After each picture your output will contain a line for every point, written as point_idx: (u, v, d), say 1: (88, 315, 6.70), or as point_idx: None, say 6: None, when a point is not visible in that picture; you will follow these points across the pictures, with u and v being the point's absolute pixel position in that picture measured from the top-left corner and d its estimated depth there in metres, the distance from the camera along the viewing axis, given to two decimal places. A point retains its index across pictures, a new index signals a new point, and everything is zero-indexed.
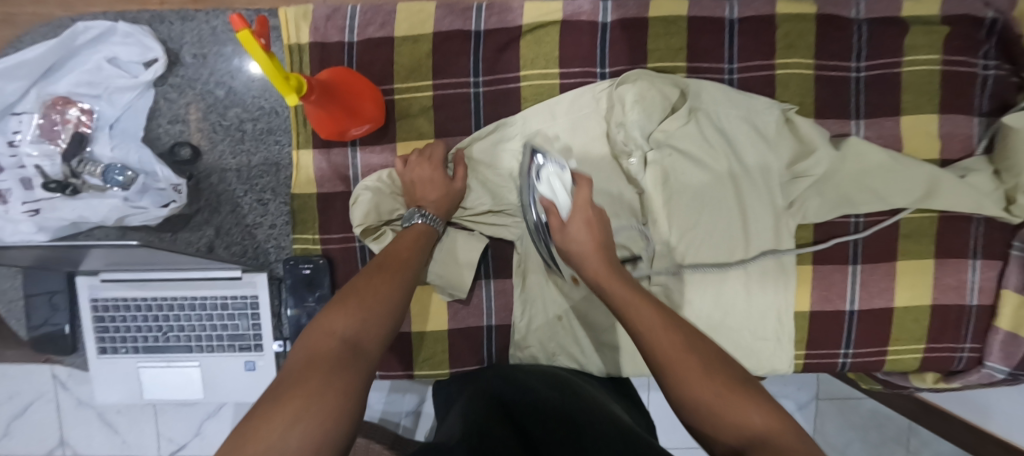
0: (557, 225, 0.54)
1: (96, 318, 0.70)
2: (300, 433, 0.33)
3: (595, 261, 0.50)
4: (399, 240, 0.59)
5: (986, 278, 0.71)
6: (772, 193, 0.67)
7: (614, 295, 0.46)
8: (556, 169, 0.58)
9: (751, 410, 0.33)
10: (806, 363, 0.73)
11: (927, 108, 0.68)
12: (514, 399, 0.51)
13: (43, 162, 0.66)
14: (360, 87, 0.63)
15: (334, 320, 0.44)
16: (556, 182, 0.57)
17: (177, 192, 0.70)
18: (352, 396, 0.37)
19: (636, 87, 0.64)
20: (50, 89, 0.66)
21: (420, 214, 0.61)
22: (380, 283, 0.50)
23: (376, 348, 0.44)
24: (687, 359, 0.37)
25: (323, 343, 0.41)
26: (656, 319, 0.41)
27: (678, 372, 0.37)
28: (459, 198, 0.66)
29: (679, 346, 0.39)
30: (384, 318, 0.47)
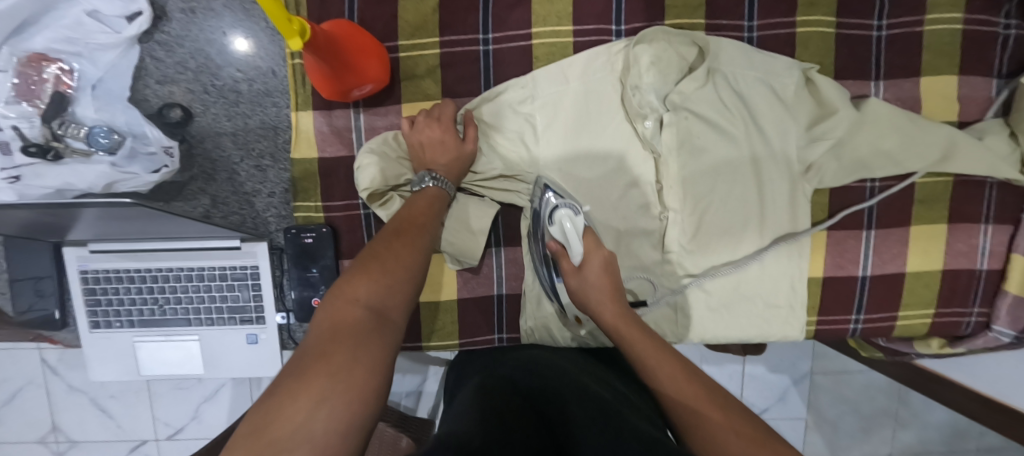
0: (573, 270, 0.56)
1: (87, 290, 0.66)
2: (325, 417, 0.34)
3: (616, 319, 0.51)
4: (411, 204, 0.57)
5: (996, 242, 0.71)
6: (789, 158, 0.66)
7: (639, 350, 0.48)
8: (570, 211, 0.57)
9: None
10: (818, 329, 0.72)
11: (946, 69, 0.66)
12: (530, 379, 0.49)
13: (21, 123, 0.62)
14: (360, 42, 0.58)
15: (356, 287, 0.44)
16: (568, 225, 0.56)
17: (167, 155, 0.65)
18: (377, 374, 0.38)
19: (653, 47, 0.62)
20: (25, 45, 0.61)
21: (431, 178, 0.59)
22: (400, 248, 0.49)
23: (400, 316, 0.44)
24: (713, 409, 0.40)
25: (346, 312, 0.42)
26: (674, 369, 0.45)
27: (704, 421, 0.39)
28: (470, 161, 0.63)
29: (706, 403, 0.41)
30: (406, 286, 0.47)
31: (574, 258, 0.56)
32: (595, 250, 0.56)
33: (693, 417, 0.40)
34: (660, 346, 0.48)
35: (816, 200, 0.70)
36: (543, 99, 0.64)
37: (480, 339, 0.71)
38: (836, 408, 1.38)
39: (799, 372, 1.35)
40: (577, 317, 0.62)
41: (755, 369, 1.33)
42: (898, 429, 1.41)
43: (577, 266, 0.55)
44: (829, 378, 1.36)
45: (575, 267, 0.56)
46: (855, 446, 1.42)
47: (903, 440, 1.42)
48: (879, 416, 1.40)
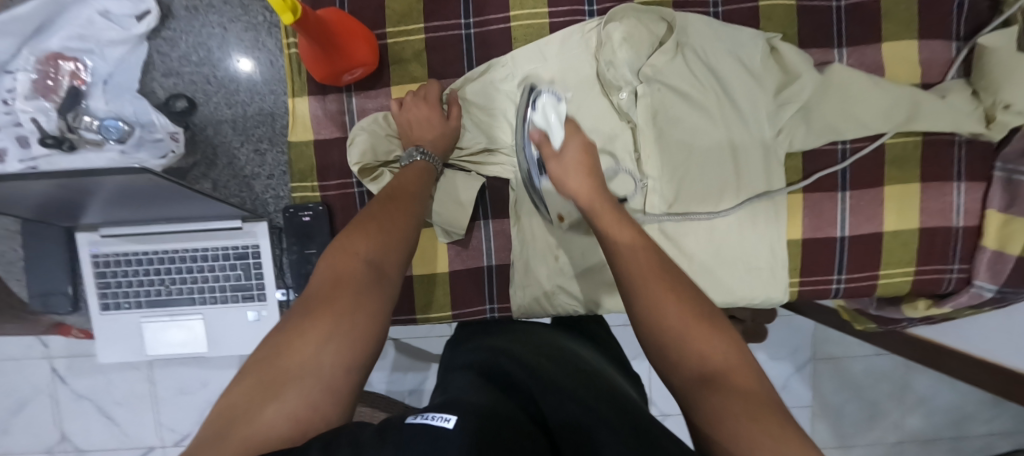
0: (552, 152, 0.59)
1: (97, 274, 0.70)
2: (331, 356, 0.37)
3: (589, 193, 0.54)
4: (403, 175, 0.59)
5: (971, 199, 0.73)
6: (759, 125, 0.69)
7: (604, 223, 0.50)
8: (553, 101, 0.64)
9: (718, 347, 0.38)
10: (800, 291, 0.74)
11: (906, 34, 0.70)
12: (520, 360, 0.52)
13: (39, 116, 0.66)
14: (350, 26, 0.63)
15: (357, 243, 0.45)
16: (552, 112, 0.62)
17: (173, 141, 0.69)
18: (378, 321, 0.40)
19: (623, 24, 0.66)
20: (42, 46, 0.66)
21: (419, 152, 0.62)
22: (398, 212, 0.50)
23: (399, 271, 0.45)
24: (669, 293, 0.41)
25: (346, 264, 0.43)
26: (640, 254, 0.44)
27: (652, 302, 0.40)
28: (456, 136, 0.67)
29: (662, 282, 0.42)
30: (405, 245, 0.47)
31: (554, 144, 0.60)
32: (574, 137, 0.60)
33: (642, 293, 0.41)
34: (628, 227, 0.49)
35: (790, 165, 0.72)
36: (521, 77, 0.68)
37: (472, 311, 0.73)
38: (840, 394, 1.37)
39: (800, 358, 1.34)
40: (561, 213, 0.66)
41: None
42: (907, 414, 1.38)
43: (558, 151, 0.59)
44: (831, 363, 1.35)
45: (555, 153, 0.59)
46: (864, 434, 1.39)
47: (913, 426, 1.39)
48: (886, 401, 1.38)
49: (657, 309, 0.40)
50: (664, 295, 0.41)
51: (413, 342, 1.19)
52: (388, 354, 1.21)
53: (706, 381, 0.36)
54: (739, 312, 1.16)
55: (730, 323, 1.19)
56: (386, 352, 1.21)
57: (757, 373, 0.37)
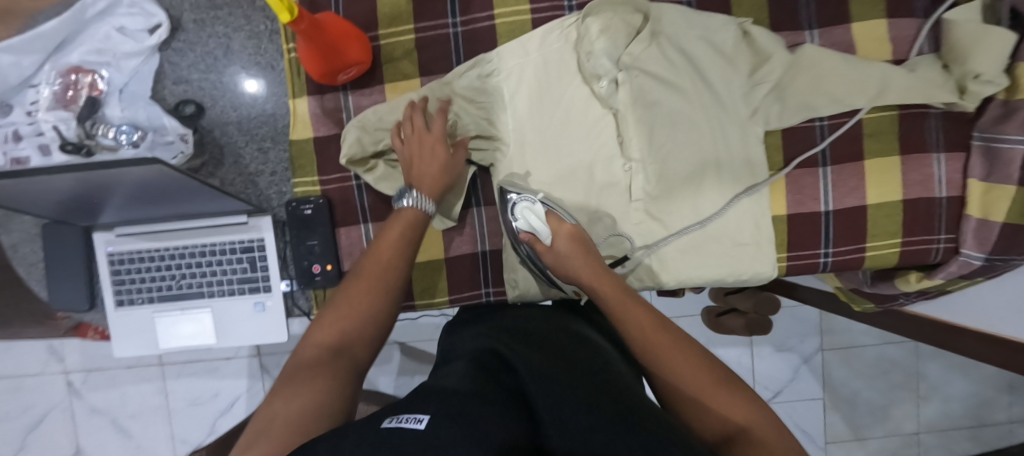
0: (546, 248, 0.61)
1: (113, 271, 0.74)
2: (297, 406, 0.42)
3: (592, 276, 0.55)
4: (387, 230, 0.58)
5: (951, 170, 0.75)
6: (735, 106, 0.72)
7: (609, 299, 0.52)
8: (529, 204, 0.66)
9: (735, 406, 0.42)
10: (787, 265, 0.76)
11: (873, 13, 0.73)
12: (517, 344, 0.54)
13: (59, 125, 0.71)
14: (345, 28, 0.67)
15: (321, 334, 0.50)
16: (531, 215, 0.65)
17: (183, 142, 0.73)
18: (337, 374, 0.46)
19: (601, 18, 0.69)
20: (63, 60, 0.72)
21: (411, 198, 0.60)
22: (364, 292, 0.53)
23: (363, 352, 0.50)
24: (676, 355, 0.45)
25: (312, 351, 0.49)
26: (644, 318, 0.49)
27: (671, 371, 0.44)
28: (456, 177, 0.68)
29: (671, 347, 0.46)
30: (368, 328, 0.52)
31: (545, 242, 0.61)
32: (561, 224, 0.61)
33: (658, 361, 0.45)
34: (636, 302, 0.51)
35: (770, 142, 0.75)
36: (507, 70, 0.72)
37: (468, 294, 0.76)
38: (852, 386, 1.34)
39: (808, 349, 1.31)
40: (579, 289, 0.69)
41: (762, 349, 1.30)
42: (921, 403, 1.35)
43: (548, 245, 0.61)
44: (839, 353, 1.33)
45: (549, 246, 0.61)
46: (879, 425, 1.35)
47: (928, 416, 1.35)
48: (898, 391, 1.34)
49: (675, 380, 0.44)
50: (676, 364, 0.44)
51: (416, 343, 1.21)
52: (394, 358, 1.23)
53: (731, 438, 0.40)
54: (741, 305, 1.18)
55: (733, 315, 1.21)
56: (391, 355, 1.22)
57: (776, 424, 0.41)
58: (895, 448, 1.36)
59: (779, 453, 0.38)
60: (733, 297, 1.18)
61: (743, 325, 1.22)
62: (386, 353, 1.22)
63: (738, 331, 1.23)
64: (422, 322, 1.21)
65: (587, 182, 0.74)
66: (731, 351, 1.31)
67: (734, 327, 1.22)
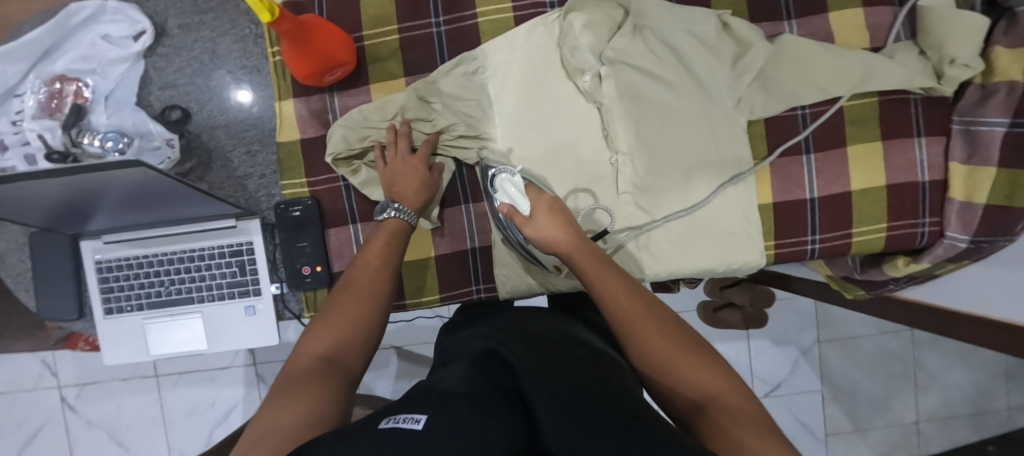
0: (524, 220, 0.61)
1: (101, 279, 0.74)
2: (290, 415, 0.38)
3: (569, 246, 0.56)
4: (371, 243, 0.59)
5: (933, 154, 0.76)
6: (720, 96, 0.73)
7: (585, 266, 0.54)
8: (511, 175, 0.64)
9: (706, 376, 0.43)
10: (777, 254, 0.77)
11: (850, 3, 0.74)
12: (515, 344, 0.53)
13: (45, 133, 0.71)
14: (329, 29, 0.67)
15: (313, 346, 0.47)
16: (511, 186, 0.63)
17: (170, 148, 0.73)
18: (331, 386, 0.42)
19: (584, 13, 0.70)
20: (49, 69, 0.72)
21: (393, 209, 0.62)
22: (352, 302, 0.51)
23: (355, 362, 0.47)
24: (647, 325, 0.47)
25: (300, 363, 0.45)
26: (618, 286, 0.50)
27: (640, 337, 0.46)
28: (433, 191, 0.70)
29: (642, 315, 0.48)
30: (359, 339, 0.49)
31: (524, 213, 0.61)
32: (540, 198, 0.61)
33: (632, 330, 0.47)
34: (612, 273, 0.52)
35: (754, 132, 0.76)
36: (492, 67, 0.73)
37: (459, 292, 0.76)
38: (850, 376, 1.34)
39: (805, 341, 1.32)
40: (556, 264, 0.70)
41: (759, 342, 1.31)
42: (920, 393, 1.35)
43: (528, 216, 0.60)
44: (836, 344, 1.33)
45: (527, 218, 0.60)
46: (879, 416, 1.34)
47: (927, 405, 1.35)
48: (896, 381, 1.35)
49: (648, 348, 0.45)
50: (647, 331, 0.46)
51: (413, 346, 1.21)
52: (391, 363, 1.22)
53: (700, 407, 0.41)
54: (738, 299, 1.18)
55: (731, 309, 1.21)
56: (388, 359, 1.21)
57: (744, 392, 0.42)
58: (896, 439, 1.35)
59: (743, 415, 0.39)
60: (729, 290, 1.19)
61: (740, 319, 1.21)
62: (383, 358, 1.22)
63: (735, 326, 1.23)
64: (419, 326, 1.21)
65: (576, 176, 0.74)
66: (728, 345, 1.31)
67: (732, 321, 1.22)
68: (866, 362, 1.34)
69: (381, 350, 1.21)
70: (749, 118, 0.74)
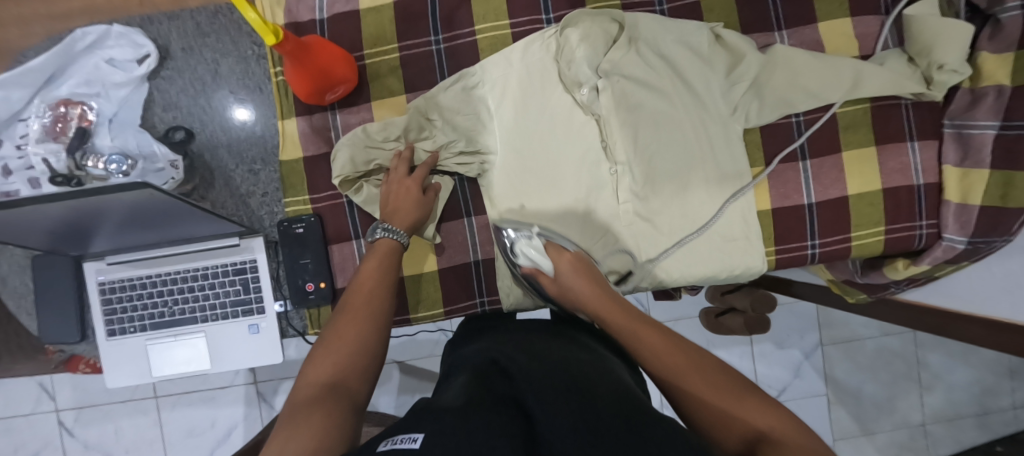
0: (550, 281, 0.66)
1: (104, 301, 0.74)
2: (294, 444, 0.35)
3: (597, 298, 0.60)
4: (367, 261, 0.59)
5: (926, 157, 0.77)
6: (715, 104, 0.74)
7: (612, 319, 0.57)
8: (529, 237, 0.70)
9: (759, 414, 0.40)
10: (777, 259, 0.77)
11: (838, 12, 0.76)
12: (522, 362, 0.52)
13: (50, 157, 0.72)
14: (330, 49, 0.69)
15: (315, 372, 0.44)
16: (529, 247, 0.69)
17: (174, 168, 0.73)
18: (336, 409, 0.40)
19: (579, 28, 0.72)
20: (54, 93, 0.73)
21: (382, 229, 0.62)
22: (350, 326, 0.49)
23: (359, 384, 0.44)
24: (691, 372, 0.45)
25: (302, 393, 0.42)
26: (659, 340, 0.50)
27: (685, 382, 0.44)
28: (428, 211, 0.69)
29: (685, 363, 0.46)
30: (361, 360, 0.46)
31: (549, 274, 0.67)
32: (561, 255, 0.67)
33: (672, 373, 0.46)
34: (650, 327, 0.53)
35: (750, 140, 0.77)
36: (491, 81, 0.74)
37: (462, 305, 0.77)
38: (855, 379, 1.33)
39: (808, 344, 1.32)
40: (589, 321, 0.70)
41: (763, 347, 1.30)
42: (925, 394, 1.34)
43: (553, 277, 0.66)
44: (839, 347, 1.33)
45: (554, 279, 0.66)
46: (884, 418, 1.34)
47: (933, 405, 1.34)
48: (900, 382, 1.34)
49: (696, 393, 0.43)
50: (692, 378, 0.44)
51: (416, 360, 1.21)
52: (393, 377, 1.21)
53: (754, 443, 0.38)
54: (739, 303, 1.19)
55: (732, 315, 1.22)
56: (391, 373, 1.21)
57: (805, 431, 0.38)
58: (903, 441, 1.34)
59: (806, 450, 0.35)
60: (729, 295, 1.20)
61: (742, 324, 1.22)
62: (386, 372, 1.21)
63: (738, 331, 1.22)
64: (421, 338, 1.20)
65: (576, 186, 0.75)
66: (732, 351, 1.31)
67: (733, 327, 1.22)
68: (869, 363, 1.34)
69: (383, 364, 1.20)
70: (744, 125, 0.75)
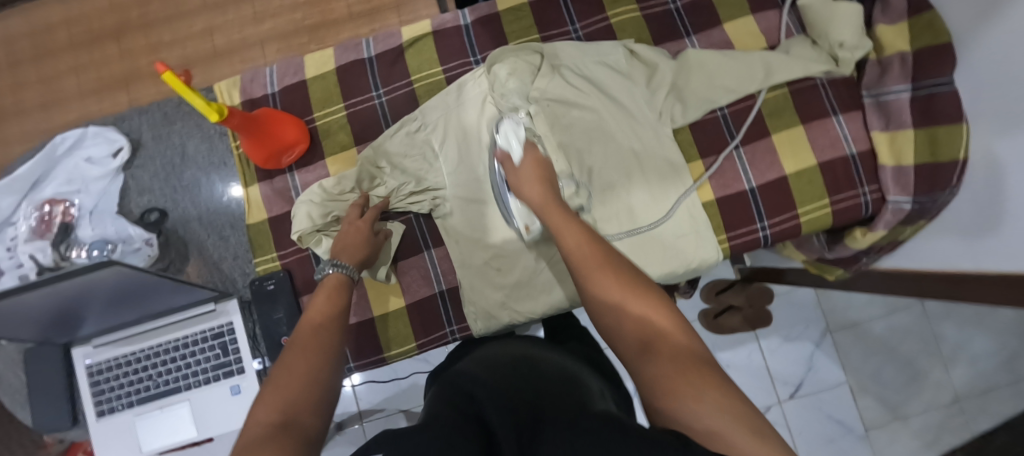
0: (512, 167, 0.70)
1: (93, 382, 0.77)
2: None
3: (540, 199, 0.64)
4: (316, 297, 0.61)
5: (854, 129, 0.80)
6: (642, 112, 0.80)
7: (551, 218, 0.60)
8: (515, 124, 0.74)
9: (651, 311, 0.42)
10: (731, 245, 0.79)
11: (737, 13, 0.84)
12: (489, 378, 0.51)
13: (36, 253, 0.77)
14: (279, 117, 0.76)
15: (264, 410, 0.42)
16: (513, 135, 0.73)
17: (149, 246, 0.78)
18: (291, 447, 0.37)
19: (506, 63, 0.78)
20: (38, 196, 0.80)
21: (332, 266, 0.66)
22: (299, 360, 0.49)
23: (312, 419, 0.43)
24: (600, 263, 0.49)
25: (249, 434, 0.39)
26: (576, 237, 0.55)
27: (591, 272, 0.49)
28: (376, 252, 0.74)
29: (595, 256, 0.51)
30: (314, 392, 0.46)
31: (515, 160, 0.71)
32: (530, 153, 0.71)
33: (583, 269, 0.50)
34: (573, 225, 0.57)
35: (682, 138, 0.81)
36: (434, 124, 0.80)
37: (434, 336, 0.79)
38: (870, 362, 1.24)
39: (814, 332, 1.25)
40: (526, 224, 0.72)
41: (768, 341, 1.25)
42: (949, 367, 1.21)
43: (516, 164, 0.70)
44: (849, 333, 1.25)
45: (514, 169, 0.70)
46: (913, 398, 1.21)
47: (962, 379, 1.20)
48: (917, 358, 1.23)
49: (596, 281, 0.47)
50: (593, 265, 0.49)
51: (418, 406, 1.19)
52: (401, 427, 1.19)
53: (646, 344, 0.39)
54: (736, 300, 1.23)
55: (730, 314, 1.23)
56: (398, 420, 1.19)
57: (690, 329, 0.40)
58: (940, 423, 1.20)
59: (685, 354, 0.37)
60: (724, 294, 1.24)
61: (741, 322, 1.23)
62: (394, 424, 1.19)
63: (739, 329, 1.23)
64: (421, 383, 1.20)
65: None
66: (740, 352, 1.25)
67: (733, 326, 1.23)
68: (882, 344, 1.24)
69: (390, 415, 1.19)
70: (673, 126, 0.80)
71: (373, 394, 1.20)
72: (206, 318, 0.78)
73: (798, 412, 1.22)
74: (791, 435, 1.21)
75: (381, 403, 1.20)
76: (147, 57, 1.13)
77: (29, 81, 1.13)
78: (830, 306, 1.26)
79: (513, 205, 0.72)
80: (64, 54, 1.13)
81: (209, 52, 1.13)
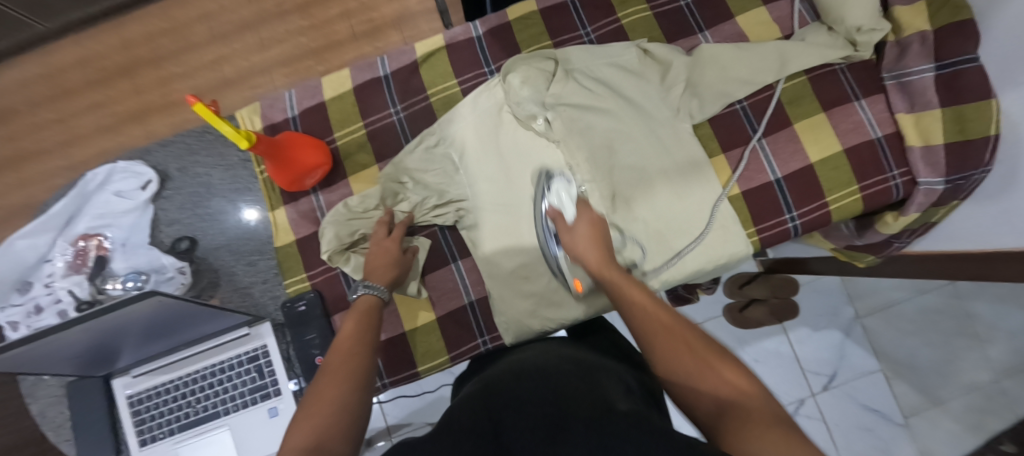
0: (565, 226, 0.65)
1: (133, 412, 0.78)
2: None
3: (597, 261, 0.60)
4: (346, 321, 0.61)
5: (877, 111, 0.79)
6: (660, 110, 0.79)
7: (612, 283, 0.56)
8: (567, 184, 0.71)
9: (729, 374, 0.41)
10: (760, 238, 0.78)
11: (746, 6, 0.84)
12: (509, 380, 0.52)
13: (74, 287, 0.79)
14: (303, 141, 0.77)
15: (298, 436, 0.45)
16: (564, 191, 0.69)
17: (182, 274, 0.80)
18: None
19: (519, 72, 0.78)
20: (71, 232, 0.82)
21: (364, 286, 0.67)
22: (331, 387, 0.50)
23: (342, 445, 0.44)
24: (673, 328, 0.46)
25: None
26: (643, 297, 0.52)
27: (666, 339, 0.45)
28: (406, 269, 0.74)
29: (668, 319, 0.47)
30: (344, 418, 0.47)
31: (568, 219, 0.66)
32: (585, 212, 0.66)
33: (657, 335, 0.46)
34: (637, 289, 0.54)
35: (702, 133, 0.81)
36: (451, 137, 0.81)
37: (466, 347, 0.79)
38: (903, 347, 1.20)
39: (844, 320, 1.22)
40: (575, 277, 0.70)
41: (798, 333, 1.22)
42: (987, 348, 1.18)
43: (569, 224, 0.65)
44: (880, 317, 1.22)
45: (568, 227, 0.65)
46: (952, 382, 1.17)
47: (1001, 358, 1.17)
48: (952, 339, 1.20)
49: (672, 347, 0.45)
50: (667, 325, 0.46)
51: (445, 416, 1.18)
52: None
53: (721, 409, 0.39)
54: (760, 293, 1.21)
55: (755, 306, 1.22)
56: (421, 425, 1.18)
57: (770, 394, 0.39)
58: (983, 406, 1.15)
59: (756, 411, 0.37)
60: (747, 287, 1.22)
61: (768, 313, 1.21)
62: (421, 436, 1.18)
63: (766, 322, 1.21)
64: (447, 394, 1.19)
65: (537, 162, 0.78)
66: (768, 345, 1.22)
67: (761, 318, 1.21)
68: (915, 328, 1.21)
69: (418, 428, 1.18)
70: (692, 122, 0.79)
71: (400, 408, 1.20)
72: (238, 341, 0.78)
73: (833, 404, 1.19)
74: (829, 428, 1.18)
75: (408, 417, 1.19)
76: (161, 90, 1.16)
77: (50, 121, 1.16)
78: (858, 292, 1.23)
79: (561, 259, 0.70)
80: (82, 93, 1.16)
81: (219, 81, 1.16)
